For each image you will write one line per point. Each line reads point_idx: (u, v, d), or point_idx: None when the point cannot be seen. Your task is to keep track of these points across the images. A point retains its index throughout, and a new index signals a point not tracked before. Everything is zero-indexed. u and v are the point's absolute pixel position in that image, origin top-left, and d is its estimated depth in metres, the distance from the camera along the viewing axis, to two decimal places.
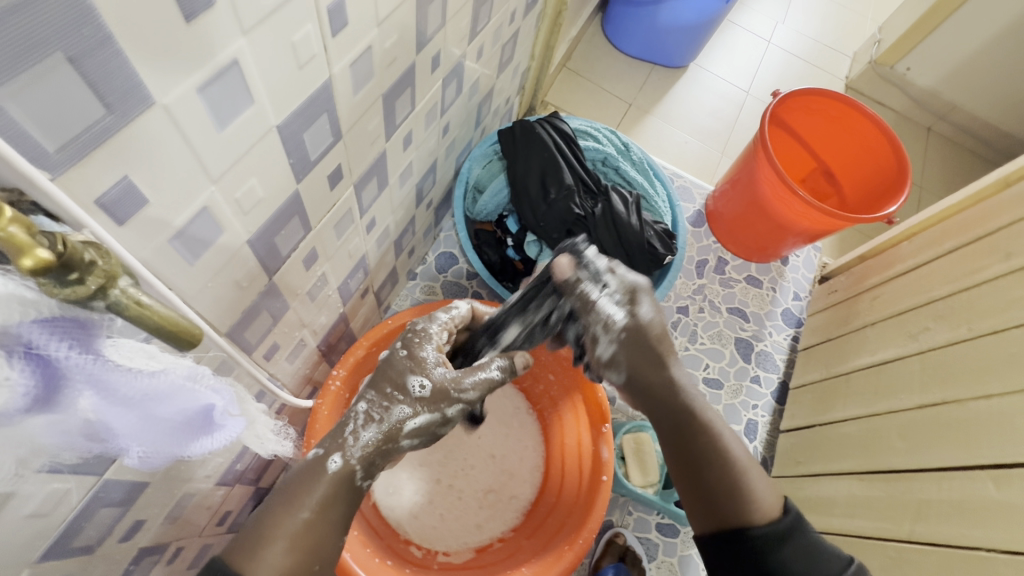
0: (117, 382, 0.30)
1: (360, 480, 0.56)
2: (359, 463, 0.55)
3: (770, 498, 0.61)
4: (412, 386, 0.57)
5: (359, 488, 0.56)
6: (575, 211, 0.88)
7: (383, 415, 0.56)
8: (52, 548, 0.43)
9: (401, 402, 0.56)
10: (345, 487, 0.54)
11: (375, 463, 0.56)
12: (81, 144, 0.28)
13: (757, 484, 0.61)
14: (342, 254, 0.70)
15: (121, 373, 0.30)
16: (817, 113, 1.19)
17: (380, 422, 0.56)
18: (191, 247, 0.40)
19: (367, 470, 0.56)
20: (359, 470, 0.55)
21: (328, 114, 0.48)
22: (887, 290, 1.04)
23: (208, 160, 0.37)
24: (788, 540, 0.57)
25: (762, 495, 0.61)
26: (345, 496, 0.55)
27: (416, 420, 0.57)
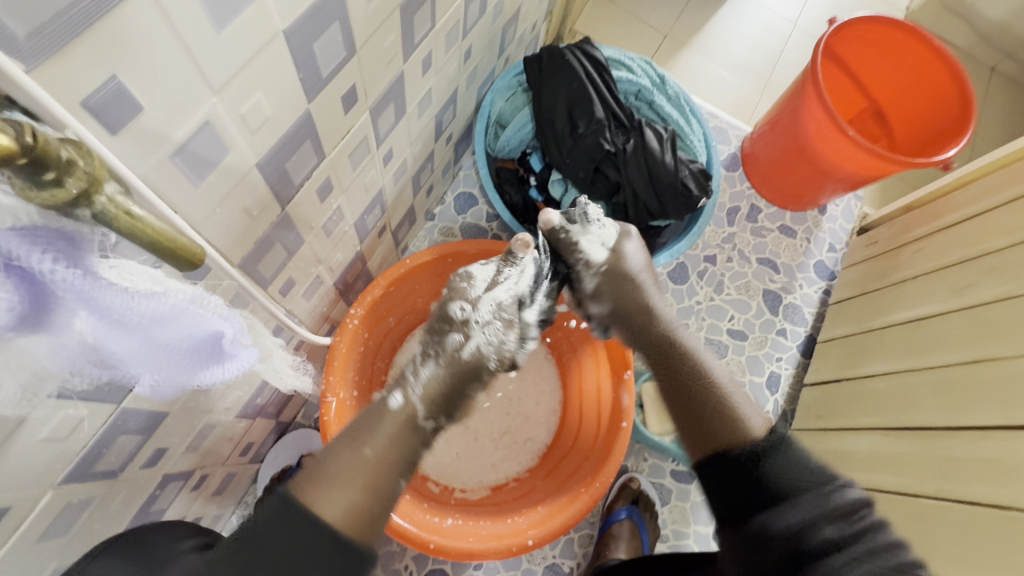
0: (112, 302, 0.28)
1: (422, 418, 0.60)
2: (419, 403, 0.60)
3: (759, 420, 0.63)
4: (455, 310, 0.67)
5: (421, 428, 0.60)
6: (605, 147, 0.81)
7: (439, 349, 0.65)
8: (74, 472, 0.43)
9: (449, 331, 0.66)
10: (404, 424, 0.59)
11: (435, 401, 0.62)
12: (58, 31, 0.24)
13: (749, 420, 0.62)
14: (359, 187, 0.67)
15: (116, 292, 0.28)
16: (876, 45, 1.07)
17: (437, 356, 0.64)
18: (194, 166, 0.37)
19: (428, 410, 0.61)
20: (420, 407, 0.60)
21: (340, 23, 0.43)
22: (933, 242, 0.97)
23: (205, 63, 0.33)
24: (774, 452, 0.58)
25: (751, 415, 0.63)
26: (407, 439, 0.59)
27: (468, 343, 0.65)
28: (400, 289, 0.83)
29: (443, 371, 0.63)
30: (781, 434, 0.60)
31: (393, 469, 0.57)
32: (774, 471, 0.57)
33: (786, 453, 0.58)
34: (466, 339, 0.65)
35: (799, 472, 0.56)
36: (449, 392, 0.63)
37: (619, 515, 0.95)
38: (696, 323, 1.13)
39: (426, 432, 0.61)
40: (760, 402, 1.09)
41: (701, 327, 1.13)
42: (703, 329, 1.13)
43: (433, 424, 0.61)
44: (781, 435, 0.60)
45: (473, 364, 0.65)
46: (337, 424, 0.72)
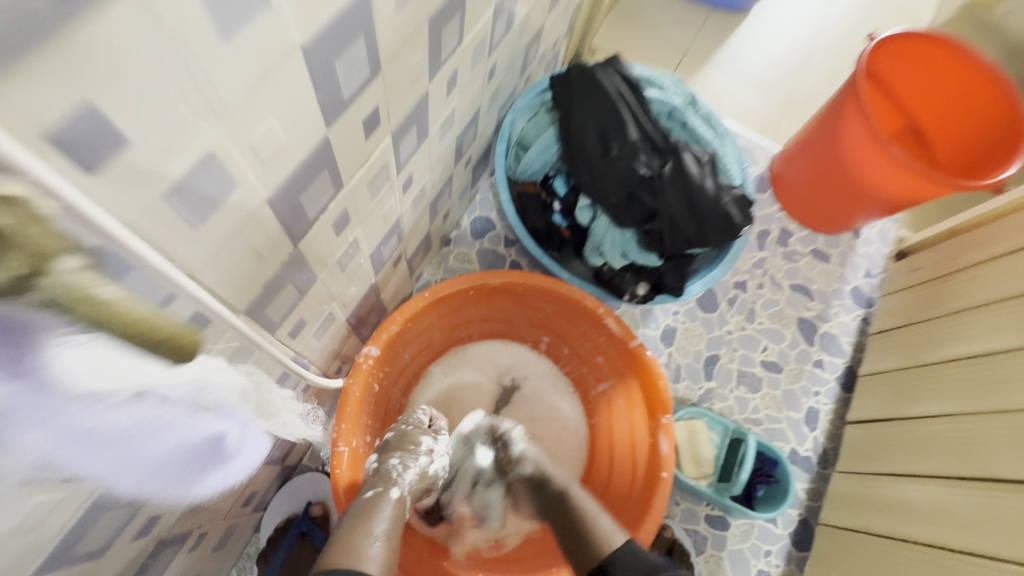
0: (72, 410, 0.27)
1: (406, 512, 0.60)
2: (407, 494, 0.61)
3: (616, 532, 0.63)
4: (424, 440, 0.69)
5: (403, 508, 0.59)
6: (641, 172, 0.76)
7: (414, 460, 0.65)
8: (49, 561, 0.37)
9: (421, 452, 0.67)
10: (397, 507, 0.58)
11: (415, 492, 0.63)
12: (14, 40, 0.18)
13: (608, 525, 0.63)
14: (376, 218, 0.61)
15: (75, 399, 0.27)
16: (917, 61, 1.02)
17: (413, 464, 0.65)
18: (193, 206, 0.31)
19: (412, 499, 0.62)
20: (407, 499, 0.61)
21: (364, 37, 0.38)
22: (991, 268, 0.88)
23: (209, 82, 0.27)
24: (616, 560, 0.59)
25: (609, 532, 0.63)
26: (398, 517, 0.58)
27: (431, 464, 0.67)
28: (418, 324, 0.77)
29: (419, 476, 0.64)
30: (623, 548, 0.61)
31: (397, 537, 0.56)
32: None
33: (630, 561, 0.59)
34: (432, 460, 0.67)
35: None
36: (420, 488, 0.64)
37: None
38: (727, 354, 1.06)
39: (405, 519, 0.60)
40: (798, 441, 1.02)
41: (733, 358, 1.06)
42: (735, 361, 1.06)
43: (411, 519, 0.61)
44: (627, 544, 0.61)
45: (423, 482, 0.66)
46: (349, 478, 0.65)
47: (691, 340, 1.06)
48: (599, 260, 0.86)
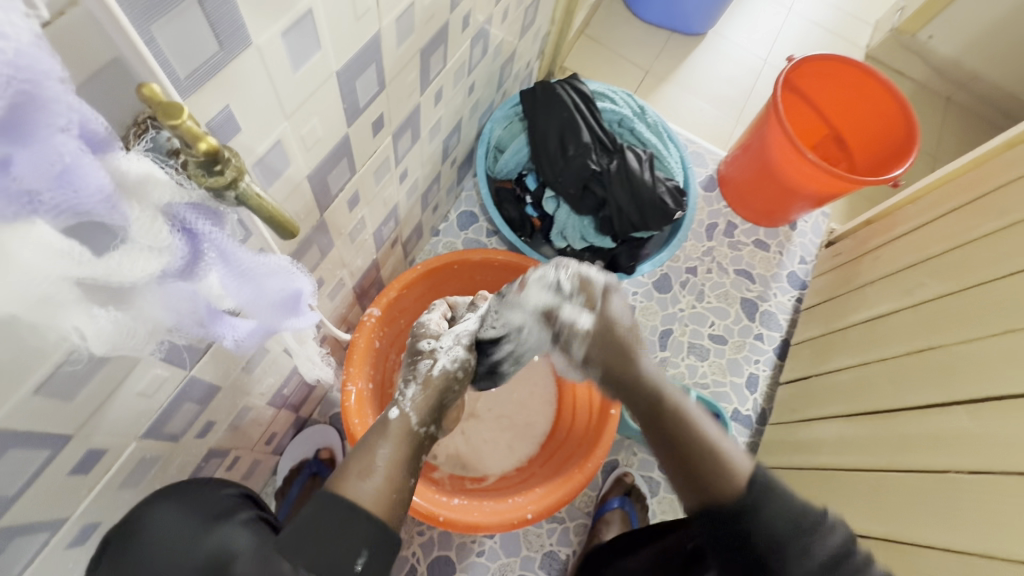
0: (238, 255, 0.36)
1: (417, 425, 0.65)
2: (413, 412, 0.65)
3: (741, 458, 0.58)
4: (423, 345, 0.75)
5: (417, 433, 0.64)
6: (592, 167, 0.94)
7: (416, 374, 0.70)
8: (152, 428, 0.52)
9: (420, 359, 0.72)
10: (404, 429, 0.64)
11: (426, 409, 0.67)
12: (202, 74, 0.35)
13: (727, 448, 0.59)
14: (379, 201, 0.77)
15: (239, 249, 0.36)
16: (831, 79, 1.21)
17: (416, 377, 0.70)
18: (267, 175, 0.47)
19: (422, 418, 0.65)
20: (414, 416, 0.65)
21: (375, 64, 0.54)
22: (889, 249, 1.08)
23: (283, 95, 0.43)
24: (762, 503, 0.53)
25: (733, 456, 0.58)
26: (407, 441, 0.63)
27: (437, 364, 0.71)
28: (412, 293, 0.93)
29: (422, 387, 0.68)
30: (762, 482, 0.54)
31: (403, 469, 0.61)
32: (762, 521, 0.52)
33: (774, 501, 0.53)
34: (435, 362, 0.71)
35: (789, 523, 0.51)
36: (433, 400, 0.68)
37: (612, 505, 1.01)
38: (679, 328, 1.23)
39: (423, 435, 0.65)
40: (740, 401, 1.18)
41: (684, 331, 1.23)
42: (686, 334, 1.22)
43: (428, 429, 0.66)
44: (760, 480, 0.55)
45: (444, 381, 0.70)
46: (357, 409, 0.81)
47: (648, 317, 1.23)
48: (563, 243, 1.03)
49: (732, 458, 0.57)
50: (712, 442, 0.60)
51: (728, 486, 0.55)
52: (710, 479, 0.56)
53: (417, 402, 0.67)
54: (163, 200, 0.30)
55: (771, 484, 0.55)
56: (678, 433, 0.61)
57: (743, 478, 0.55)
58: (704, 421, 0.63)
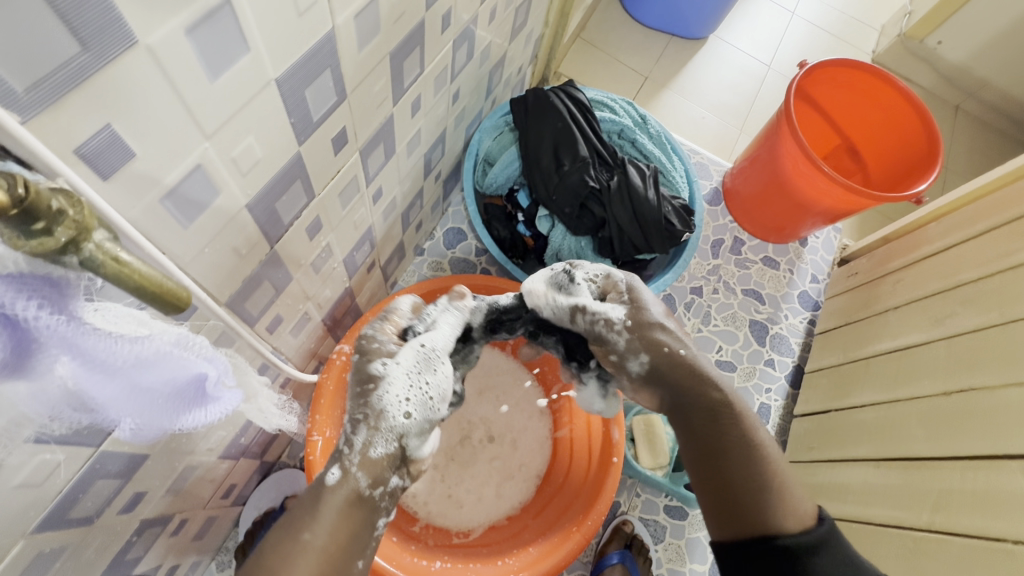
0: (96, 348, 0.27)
1: (366, 488, 0.53)
2: (360, 475, 0.53)
3: (807, 506, 0.58)
4: (376, 368, 0.58)
5: (368, 498, 0.53)
6: (590, 184, 0.86)
7: (365, 413, 0.55)
8: (47, 520, 0.42)
9: (371, 389, 0.56)
10: (351, 497, 0.52)
11: (380, 466, 0.54)
12: (55, 84, 0.25)
13: (796, 494, 0.59)
14: (348, 225, 0.68)
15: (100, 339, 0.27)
16: (846, 87, 1.13)
17: (366, 422, 0.55)
18: (184, 209, 0.38)
19: (373, 478, 0.54)
20: (363, 479, 0.53)
21: (331, 70, 0.45)
22: (912, 273, 0.99)
23: (200, 112, 0.34)
24: (823, 548, 0.55)
25: (800, 499, 0.59)
26: (354, 516, 0.51)
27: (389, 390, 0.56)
28: None
29: (377, 433, 0.55)
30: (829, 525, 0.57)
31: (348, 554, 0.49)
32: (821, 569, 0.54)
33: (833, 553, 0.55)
34: (381, 387, 0.56)
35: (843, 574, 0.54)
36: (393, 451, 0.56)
37: (611, 560, 0.93)
38: None
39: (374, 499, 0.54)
40: None
41: None
42: None
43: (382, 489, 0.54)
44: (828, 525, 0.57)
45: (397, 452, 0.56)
46: (323, 463, 0.71)
47: None
48: None
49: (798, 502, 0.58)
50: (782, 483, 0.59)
51: (789, 523, 0.56)
52: (770, 514, 0.57)
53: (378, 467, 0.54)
54: None
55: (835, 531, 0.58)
56: (736, 464, 0.60)
57: (809, 521, 0.57)
58: (762, 433, 0.63)
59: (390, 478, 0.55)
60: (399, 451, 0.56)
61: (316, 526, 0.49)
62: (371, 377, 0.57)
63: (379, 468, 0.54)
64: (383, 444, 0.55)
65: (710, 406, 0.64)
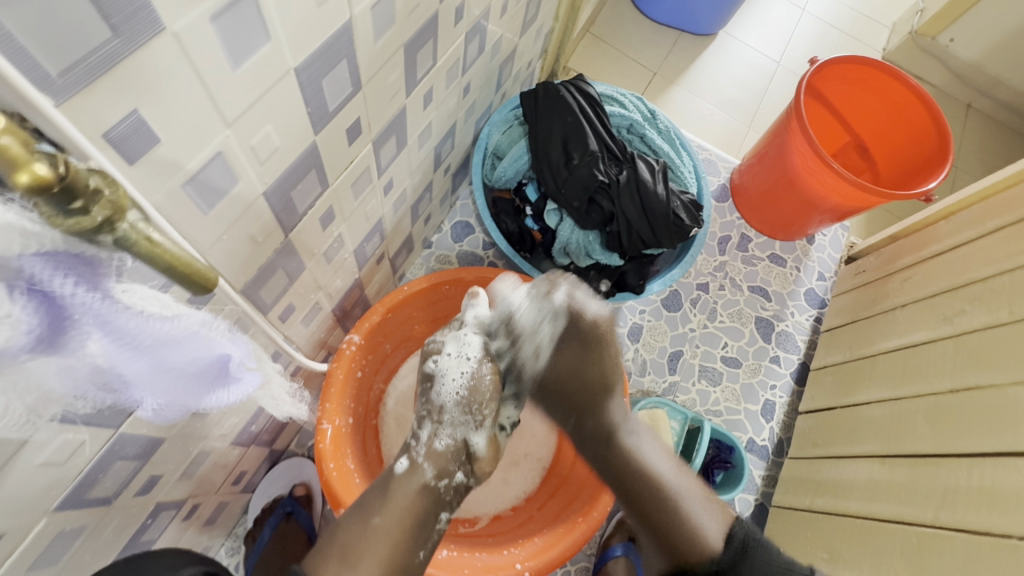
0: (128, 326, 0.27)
1: (433, 479, 0.64)
2: (427, 468, 0.64)
3: (721, 530, 0.67)
4: (429, 367, 0.71)
5: (433, 488, 0.64)
6: (599, 178, 0.86)
7: (428, 409, 0.69)
8: (69, 499, 0.43)
9: (430, 386, 0.70)
10: (415, 490, 0.62)
11: (444, 460, 0.65)
12: (88, 68, 0.26)
13: (703, 518, 0.68)
14: (359, 216, 0.68)
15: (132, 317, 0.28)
16: (856, 84, 1.12)
17: (431, 417, 0.68)
18: (204, 195, 0.38)
19: (440, 471, 0.65)
20: (428, 470, 0.64)
21: (347, 61, 0.45)
22: (921, 271, 0.99)
23: (221, 99, 0.34)
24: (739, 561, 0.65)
25: (708, 520, 0.68)
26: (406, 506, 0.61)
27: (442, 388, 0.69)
28: (397, 315, 0.84)
29: (439, 429, 0.67)
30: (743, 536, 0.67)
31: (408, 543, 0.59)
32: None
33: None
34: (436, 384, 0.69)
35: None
36: (451, 448, 0.66)
37: (615, 552, 0.94)
38: (690, 350, 1.13)
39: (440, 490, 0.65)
40: (755, 431, 1.09)
41: (695, 354, 1.13)
42: (698, 356, 1.13)
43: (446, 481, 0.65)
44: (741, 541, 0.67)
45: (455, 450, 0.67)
46: (332, 451, 0.72)
47: (656, 337, 1.13)
48: (565, 259, 0.95)
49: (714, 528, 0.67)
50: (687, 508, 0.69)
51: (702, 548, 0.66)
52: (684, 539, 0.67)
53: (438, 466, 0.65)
54: None
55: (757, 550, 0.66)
56: (653, 502, 0.70)
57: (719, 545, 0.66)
58: (654, 459, 0.73)
59: (454, 473, 0.66)
60: (460, 441, 0.68)
61: (384, 512, 0.59)
62: (427, 375, 0.71)
63: (443, 460, 0.66)
64: (445, 437, 0.67)
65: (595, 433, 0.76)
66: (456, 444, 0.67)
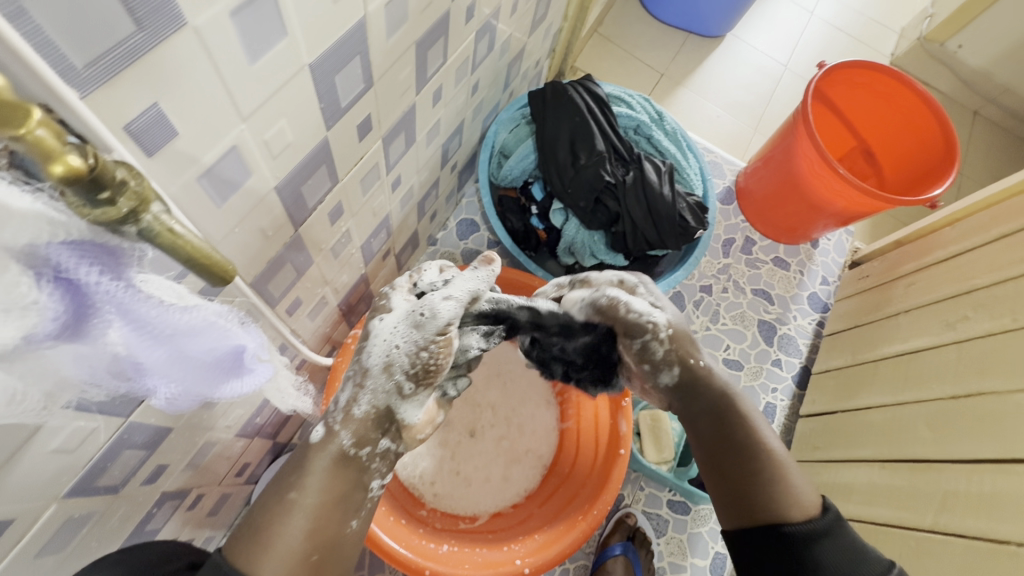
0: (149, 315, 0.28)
1: (349, 448, 0.54)
2: (345, 434, 0.54)
3: (811, 495, 0.60)
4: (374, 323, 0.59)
5: (352, 458, 0.54)
6: (606, 178, 0.86)
7: (356, 370, 0.56)
8: (78, 486, 0.43)
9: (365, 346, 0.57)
10: (335, 458, 0.53)
11: (366, 428, 0.54)
12: (112, 60, 0.26)
13: (799, 484, 0.60)
14: (367, 212, 0.69)
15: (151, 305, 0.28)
16: (863, 89, 1.12)
17: (355, 378, 0.56)
18: (218, 189, 0.39)
19: (360, 438, 0.54)
20: (346, 436, 0.54)
21: (360, 58, 0.46)
22: (925, 276, 1.00)
23: (238, 93, 0.35)
24: (830, 535, 0.56)
25: (804, 489, 0.60)
26: (343, 478, 0.53)
27: (377, 345, 0.56)
28: None
29: (361, 390, 0.55)
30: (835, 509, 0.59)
31: (337, 515, 0.52)
32: (828, 554, 0.55)
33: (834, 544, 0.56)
34: (371, 344, 0.57)
35: (847, 563, 0.55)
36: (379, 414, 0.55)
37: (613, 551, 0.94)
38: None
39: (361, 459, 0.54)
40: None
41: (697, 356, 1.13)
42: (700, 358, 1.13)
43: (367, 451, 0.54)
44: (834, 513, 0.58)
45: (377, 417, 0.55)
46: None
47: None
48: (570, 259, 0.96)
49: (803, 499, 0.59)
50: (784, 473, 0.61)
51: (795, 511, 0.58)
52: (773, 502, 0.59)
53: (355, 431, 0.54)
54: (24, 240, 0.23)
55: (840, 521, 0.58)
56: (745, 456, 0.62)
57: (815, 509, 0.58)
58: (762, 426, 0.65)
59: (376, 441, 0.55)
60: (385, 409, 0.55)
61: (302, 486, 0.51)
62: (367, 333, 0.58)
63: (363, 429, 0.54)
64: (365, 403, 0.55)
65: (705, 401, 0.66)
66: (380, 413, 0.55)
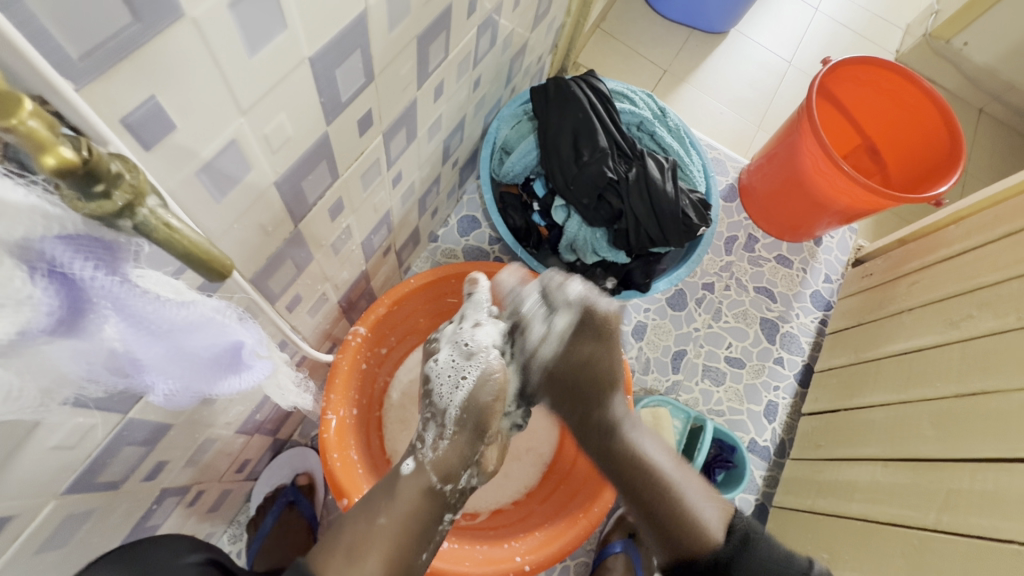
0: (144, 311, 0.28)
1: (439, 484, 0.62)
2: (432, 472, 0.62)
3: (721, 520, 0.68)
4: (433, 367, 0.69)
5: (439, 492, 0.62)
6: (608, 175, 0.86)
7: (433, 413, 0.66)
8: (78, 482, 0.43)
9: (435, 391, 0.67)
10: (424, 487, 0.62)
11: (449, 469, 0.63)
12: (108, 51, 0.26)
13: (705, 510, 0.68)
14: (368, 207, 0.68)
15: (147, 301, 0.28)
16: (868, 84, 1.11)
17: (432, 428, 0.65)
18: (217, 183, 0.38)
19: (445, 476, 0.62)
20: (435, 478, 0.62)
21: (361, 51, 0.45)
22: (929, 274, 0.99)
23: (237, 86, 0.34)
24: (740, 552, 0.66)
25: (710, 512, 0.69)
26: (426, 503, 0.61)
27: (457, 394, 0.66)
28: (403, 308, 0.85)
29: (449, 442, 0.64)
30: (741, 526, 0.68)
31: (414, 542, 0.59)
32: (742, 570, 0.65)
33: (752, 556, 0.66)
34: (448, 388, 0.66)
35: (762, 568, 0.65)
36: (458, 457, 0.63)
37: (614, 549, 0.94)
38: (694, 349, 1.13)
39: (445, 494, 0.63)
40: (757, 432, 1.09)
41: (699, 353, 1.13)
42: (702, 356, 1.13)
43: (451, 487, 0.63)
44: (741, 534, 0.67)
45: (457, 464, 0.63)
46: (336, 440, 0.72)
47: (660, 336, 1.13)
48: (572, 256, 0.96)
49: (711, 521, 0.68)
50: (687, 500, 0.69)
51: (703, 538, 0.67)
52: (691, 534, 0.67)
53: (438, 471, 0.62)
54: (19, 233, 0.22)
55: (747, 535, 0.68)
56: (662, 497, 0.69)
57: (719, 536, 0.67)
58: (654, 452, 0.73)
59: (459, 477, 0.63)
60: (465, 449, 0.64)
61: (389, 512, 0.59)
62: (428, 378, 0.69)
63: (448, 467, 0.63)
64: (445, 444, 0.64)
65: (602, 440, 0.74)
66: (461, 456, 0.63)
